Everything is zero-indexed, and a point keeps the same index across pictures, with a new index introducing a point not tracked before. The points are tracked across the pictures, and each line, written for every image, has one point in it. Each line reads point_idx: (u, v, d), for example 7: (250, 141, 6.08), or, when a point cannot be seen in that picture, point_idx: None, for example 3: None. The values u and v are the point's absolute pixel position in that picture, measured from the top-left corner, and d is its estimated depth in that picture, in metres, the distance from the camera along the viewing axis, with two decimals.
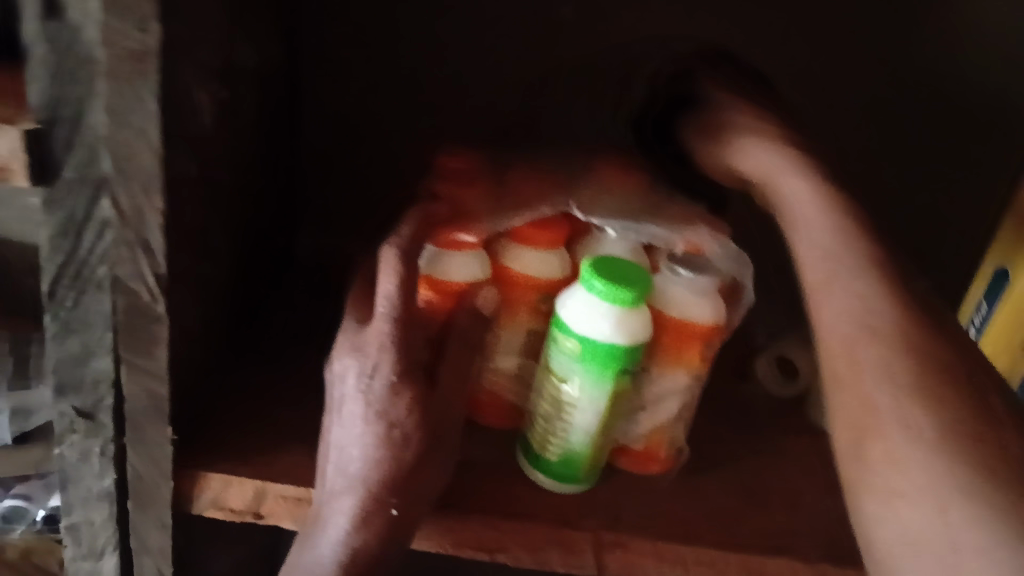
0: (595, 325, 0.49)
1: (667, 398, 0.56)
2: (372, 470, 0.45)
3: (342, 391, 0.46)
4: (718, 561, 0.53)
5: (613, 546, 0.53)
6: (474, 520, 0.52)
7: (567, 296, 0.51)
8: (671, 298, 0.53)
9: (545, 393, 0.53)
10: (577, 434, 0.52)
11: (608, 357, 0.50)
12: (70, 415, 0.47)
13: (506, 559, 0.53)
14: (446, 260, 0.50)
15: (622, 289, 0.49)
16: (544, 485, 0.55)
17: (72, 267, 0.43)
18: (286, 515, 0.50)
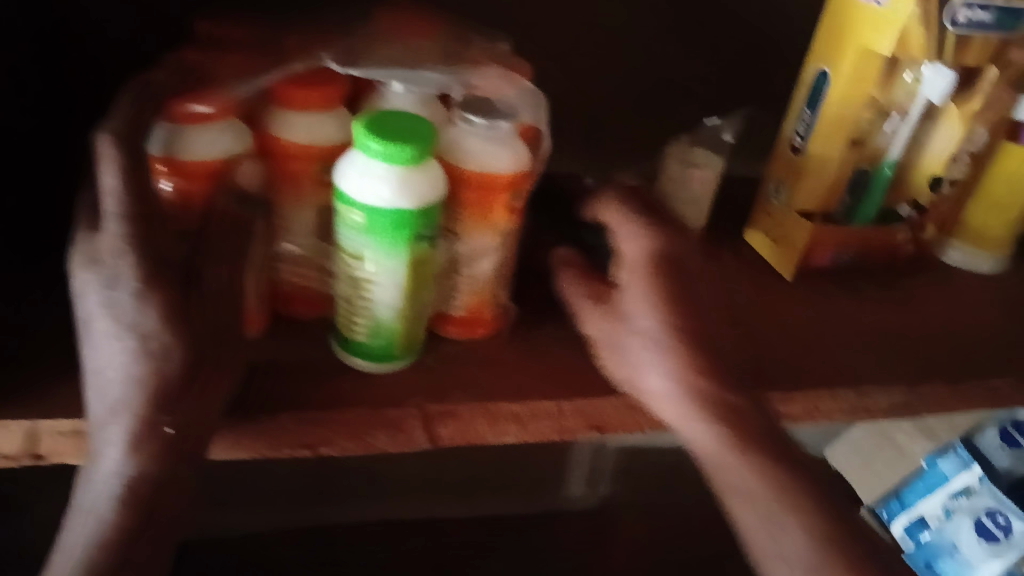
0: (374, 191, 0.43)
1: (480, 259, 0.51)
2: (133, 389, 0.41)
3: (86, 310, 0.42)
4: (549, 411, 0.53)
5: (443, 418, 0.51)
6: (287, 420, 0.48)
7: (345, 163, 0.44)
8: (467, 152, 0.47)
9: (341, 271, 0.48)
10: (382, 309, 0.48)
11: (397, 225, 0.44)
12: None
13: (330, 451, 0.50)
14: (188, 137, 0.43)
15: (399, 147, 0.42)
16: (361, 368, 0.51)
17: None
18: (70, 451, 0.45)
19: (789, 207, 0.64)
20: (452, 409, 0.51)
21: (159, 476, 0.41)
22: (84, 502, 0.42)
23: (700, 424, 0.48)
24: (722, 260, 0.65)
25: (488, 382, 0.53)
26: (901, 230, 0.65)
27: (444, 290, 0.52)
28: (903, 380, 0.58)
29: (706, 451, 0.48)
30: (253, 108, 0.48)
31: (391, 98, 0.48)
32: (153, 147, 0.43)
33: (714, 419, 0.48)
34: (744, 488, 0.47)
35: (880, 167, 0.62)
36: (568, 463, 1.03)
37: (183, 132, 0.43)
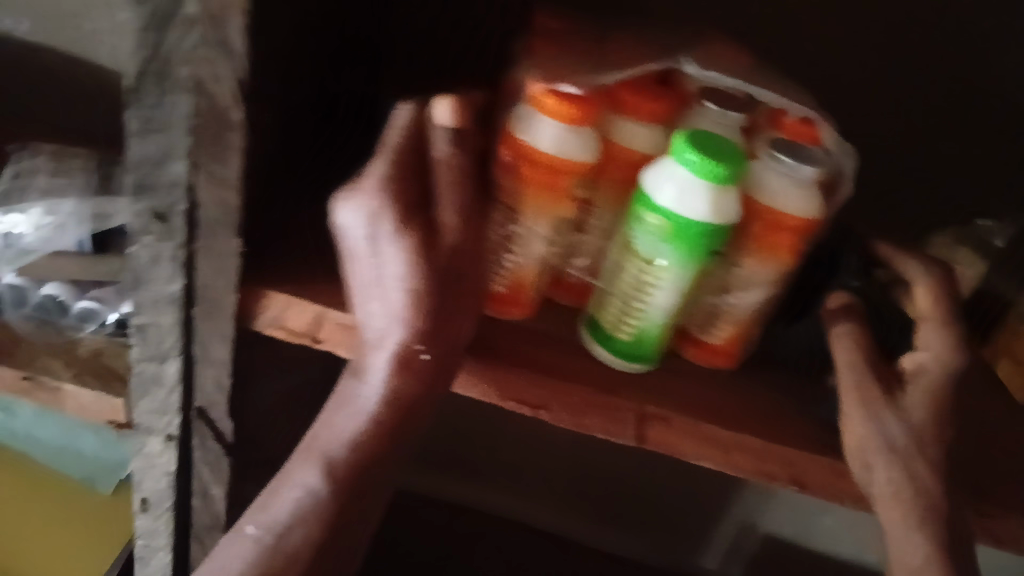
0: (688, 205, 0.46)
1: (744, 296, 0.53)
2: (399, 317, 0.46)
3: (354, 242, 0.47)
4: (756, 450, 0.53)
5: (656, 421, 0.53)
6: (518, 375, 0.52)
7: (655, 171, 0.48)
8: (770, 186, 0.49)
9: (625, 271, 0.51)
10: (653, 313, 0.51)
11: (696, 237, 0.47)
12: (146, 214, 0.49)
13: (547, 418, 0.54)
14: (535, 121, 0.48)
15: (716, 164, 0.46)
16: (606, 362, 0.54)
17: (157, 66, 0.43)
18: (342, 341, 0.53)
19: None
20: (667, 415, 0.53)
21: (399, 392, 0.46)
22: (346, 418, 0.47)
23: (910, 519, 0.49)
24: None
25: (706, 400, 0.54)
26: None
27: (703, 313, 0.54)
28: None
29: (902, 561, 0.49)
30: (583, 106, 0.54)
31: (706, 114, 0.53)
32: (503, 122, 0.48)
33: (931, 528, 0.48)
34: None
35: None
36: (714, 528, 1.05)
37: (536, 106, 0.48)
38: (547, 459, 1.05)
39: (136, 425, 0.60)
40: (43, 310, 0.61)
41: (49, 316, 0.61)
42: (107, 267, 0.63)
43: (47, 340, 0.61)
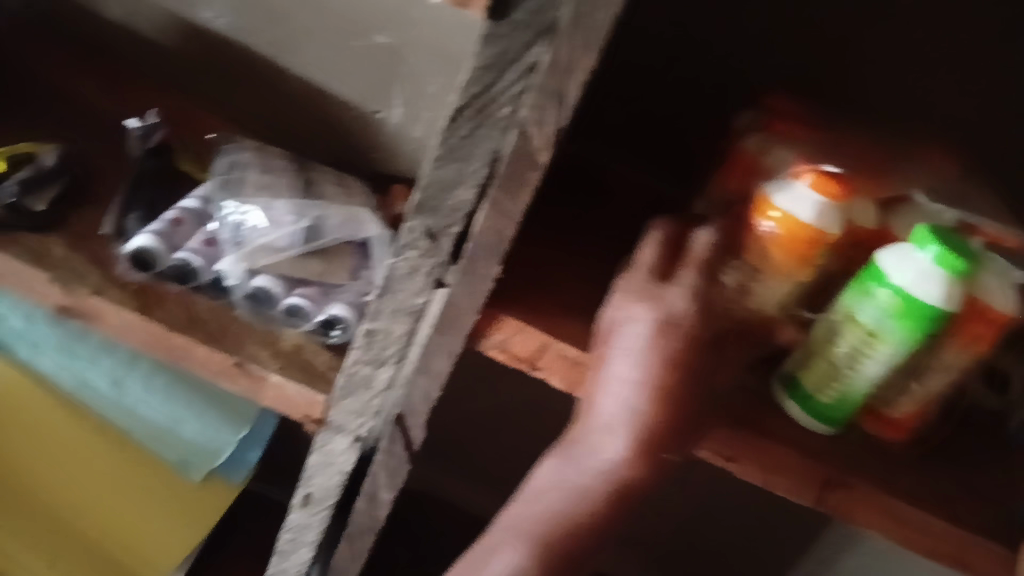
0: (925, 287, 0.50)
1: (936, 381, 0.56)
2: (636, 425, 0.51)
3: (624, 344, 0.51)
4: (930, 528, 0.56)
5: (841, 488, 0.56)
6: (721, 428, 0.56)
7: (890, 254, 0.52)
8: (990, 285, 0.53)
9: (841, 340, 0.54)
10: (860, 381, 0.55)
11: (926, 320, 0.51)
12: (419, 231, 0.53)
13: (736, 470, 0.57)
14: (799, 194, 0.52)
15: (954, 257, 0.50)
16: (801, 423, 0.58)
17: (480, 102, 0.48)
18: (561, 372, 0.56)
19: None
20: (852, 483, 0.56)
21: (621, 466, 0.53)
22: (566, 469, 0.55)
23: None
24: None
25: (884, 474, 0.58)
26: None
27: (894, 390, 0.58)
28: None
29: None
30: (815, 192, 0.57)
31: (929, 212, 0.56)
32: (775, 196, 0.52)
33: None
34: None
35: None
36: None
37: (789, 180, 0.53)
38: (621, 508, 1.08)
39: (328, 422, 0.63)
40: (254, 299, 0.64)
41: (258, 305, 0.64)
42: (312, 267, 0.66)
43: (255, 329, 0.64)
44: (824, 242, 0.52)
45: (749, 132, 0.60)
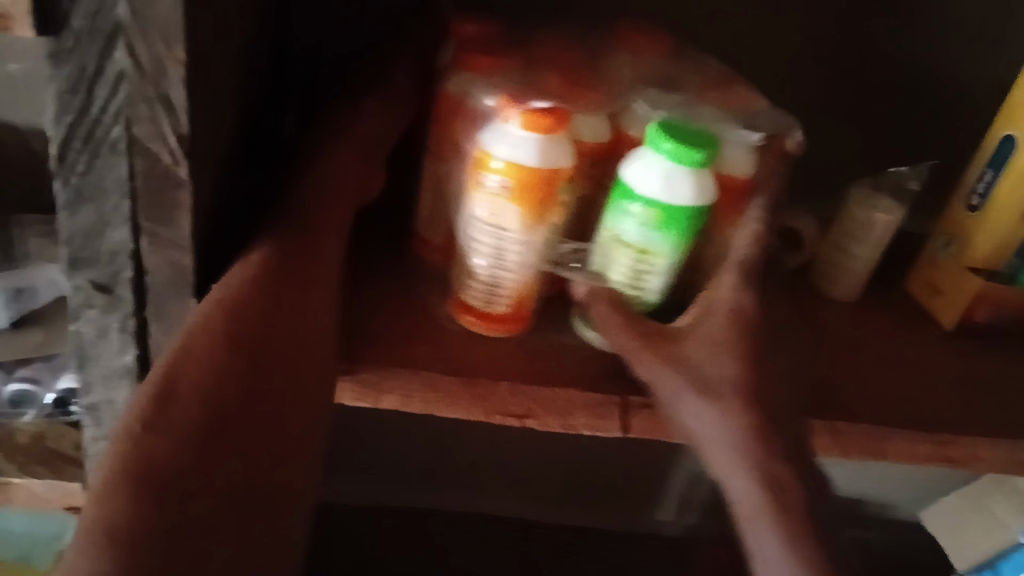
0: (680, 191, 0.48)
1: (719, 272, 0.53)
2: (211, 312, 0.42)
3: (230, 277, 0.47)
4: None
5: (642, 409, 0.53)
6: (506, 389, 0.52)
7: (631, 163, 0.49)
8: (728, 156, 0.52)
9: (620, 261, 0.51)
10: (652, 296, 0.52)
11: (689, 221, 0.49)
12: (86, 289, 0.45)
13: (534, 425, 0.53)
14: (522, 141, 0.48)
15: (694, 152, 0.47)
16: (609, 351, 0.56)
17: (83, 126, 0.40)
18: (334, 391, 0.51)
19: (958, 261, 0.67)
20: (652, 401, 0.53)
21: (179, 382, 0.38)
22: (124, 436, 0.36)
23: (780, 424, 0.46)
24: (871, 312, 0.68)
25: None
26: None
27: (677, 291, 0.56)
28: None
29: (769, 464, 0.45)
30: None
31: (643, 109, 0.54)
32: (496, 149, 0.48)
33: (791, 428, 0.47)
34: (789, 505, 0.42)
35: None
36: (661, 490, 1.09)
37: (513, 125, 0.48)
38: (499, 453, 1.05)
39: None
40: None
41: None
42: (29, 341, 0.58)
43: None
44: (561, 178, 0.49)
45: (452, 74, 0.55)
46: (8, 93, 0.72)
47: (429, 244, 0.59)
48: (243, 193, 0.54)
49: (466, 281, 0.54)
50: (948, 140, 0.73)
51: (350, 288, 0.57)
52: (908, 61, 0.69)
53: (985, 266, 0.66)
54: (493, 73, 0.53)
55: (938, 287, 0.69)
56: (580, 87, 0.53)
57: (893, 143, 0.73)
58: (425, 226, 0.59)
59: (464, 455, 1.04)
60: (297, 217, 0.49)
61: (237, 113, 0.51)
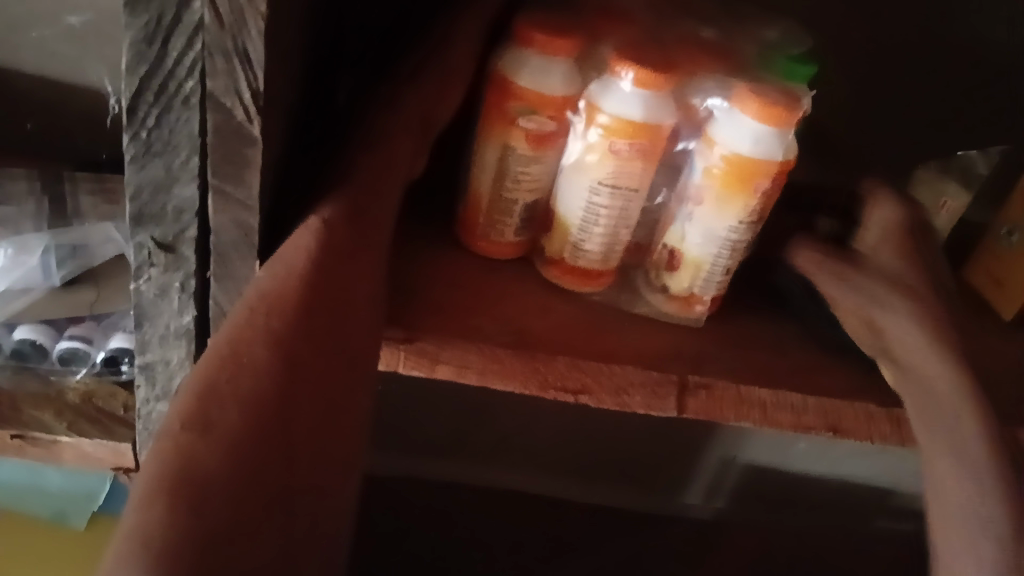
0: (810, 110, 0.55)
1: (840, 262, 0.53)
2: (270, 294, 0.42)
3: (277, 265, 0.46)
4: (794, 404, 0.53)
5: (699, 389, 0.52)
6: (563, 362, 0.52)
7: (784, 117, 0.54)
8: None
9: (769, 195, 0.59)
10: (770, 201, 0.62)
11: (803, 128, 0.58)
12: (150, 246, 0.45)
13: (589, 402, 0.52)
14: (789, 138, 0.51)
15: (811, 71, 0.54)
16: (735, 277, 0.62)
17: (159, 79, 0.39)
18: (388, 361, 0.50)
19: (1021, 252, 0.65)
20: (710, 382, 0.52)
21: (219, 380, 0.37)
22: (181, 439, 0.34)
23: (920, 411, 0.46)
24: None
25: (737, 365, 0.54)
26: None
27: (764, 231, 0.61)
28: None
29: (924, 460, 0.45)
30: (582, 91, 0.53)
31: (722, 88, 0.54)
32: (780, 154, 0.51)
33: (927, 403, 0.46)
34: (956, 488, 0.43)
35: None
36: (695, 470, 1.08)
37: (790, 126, 0.50)
38: (531, 427, 1.05)
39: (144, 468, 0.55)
40: (19, 356, 0.56)
41: (26, 361, 0.56)
42: (83, 299, 0.58)
43: (32, 391, 0.56)
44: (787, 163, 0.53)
45: (536, 71, 0.52)
46: (64, 47, 0.72)
47: (589, 275, 0.56)
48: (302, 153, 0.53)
49: (697, 281, 0.56)
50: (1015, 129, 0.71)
51: (403, 260, 0.56)
52: (978, 47, 0.67)
53: None
54: (560, 44, 0.52)
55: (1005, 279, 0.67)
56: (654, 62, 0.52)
57: (957, 131, 0.71)
58: (592, 259, 0.56)
59: (496, 427, 1.04)
60: (351, 191, 0.48)
61: (302, 78, 0.50)
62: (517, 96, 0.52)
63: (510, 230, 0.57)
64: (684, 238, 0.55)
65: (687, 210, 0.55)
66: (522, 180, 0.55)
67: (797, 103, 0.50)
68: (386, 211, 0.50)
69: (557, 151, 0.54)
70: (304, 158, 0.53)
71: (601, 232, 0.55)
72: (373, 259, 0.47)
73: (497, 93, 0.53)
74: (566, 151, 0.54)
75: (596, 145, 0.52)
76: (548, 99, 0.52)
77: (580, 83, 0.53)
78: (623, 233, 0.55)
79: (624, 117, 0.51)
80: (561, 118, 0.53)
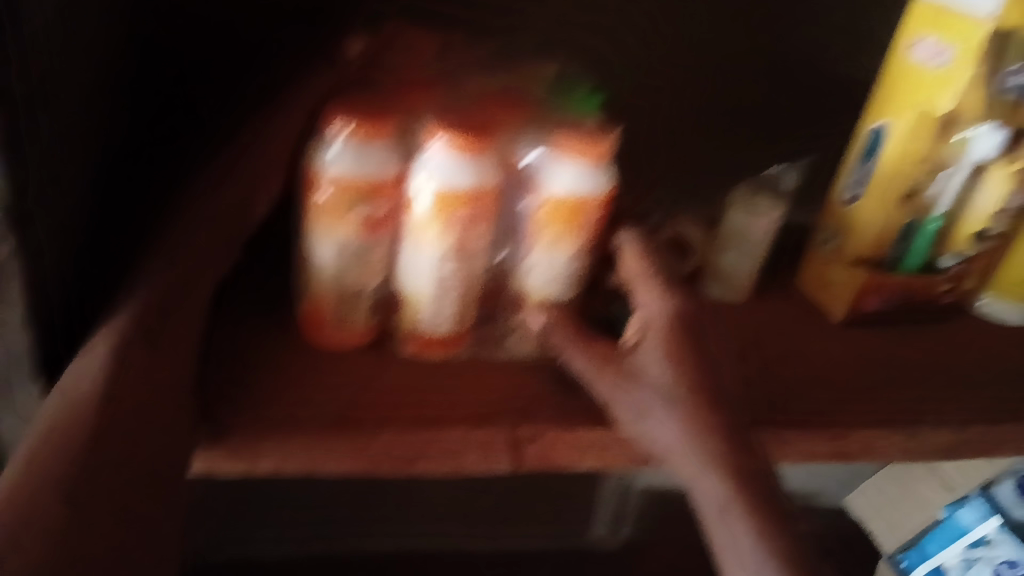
0: None
1: (640, 293, 0.56)
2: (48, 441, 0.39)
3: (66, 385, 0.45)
4: (622, 439, 0.55)
5: (529, 441, 0.53)
6: (389, 435, 0.51)
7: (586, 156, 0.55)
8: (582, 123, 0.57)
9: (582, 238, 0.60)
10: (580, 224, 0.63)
11: None
12: None
13: (424, 469, 0.52)
14: (607, 174, 0.53)
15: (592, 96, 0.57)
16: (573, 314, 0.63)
17: None
18: (211, 459, 0.49)
19: (843, 256, 0.68)
20: (539, 432, 0.54)
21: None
22: None
23: (695, 456, 0.50)
24: (766, 309, 0.69)
25: (570, 408, 0.55)
26: (943, 281, 0.68)
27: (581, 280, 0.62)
28: (926, 420, 0.63)
29: (704, 505, 0.49)
30: (401, 171, 0.51)
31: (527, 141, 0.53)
32: (606, 190, 0.53)
33: (702, 443, 0.50)
34: (732, 534, 0.47)
35: (926, 221, 0.66)
36: (594, 500, 1.08)
37: (603, 163, 0.52)
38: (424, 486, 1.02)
39: None
40: None
41: None
42: None
43: None
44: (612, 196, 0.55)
45: (361, 161, 0.49)
46: None
47: (448, 339, 0.56)
48: (102, 259, 0.51)
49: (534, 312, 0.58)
50: (826, 139, 0.75)
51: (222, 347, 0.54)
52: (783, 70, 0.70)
53: (870, 257, 0.67)
54: (364, 131, 0.48)
55: (829, 281, 0.69)
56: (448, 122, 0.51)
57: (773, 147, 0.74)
58: (447, 325, 0.55)
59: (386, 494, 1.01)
60: (144, 299, 0.46)
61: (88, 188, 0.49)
62: (341, 188, 0.49)
63: (361, 318, 0.55)
64: (527, 278, 0.57)
65: (525, 256, 0.56)
66: (366, 267, 0.53)
67: (609, 139, 0.52)
68: (190, 312, 0.48)
69: (392, 230, 0.52)
70: (104, 262, 0.51)
71: (454, 298, 0.54)
72: (175, 365, 0.46)
73: (310, 183, 0.50)
74: (406, 231, 0.52)
75: (444, 223, 0.51)
76: (379, 184, 0.50)
77: (397, 160, 0.50)
78: (474, 291, 0.55)
79: (457, 191, 0.50)
80: (393, 198, 0.51)
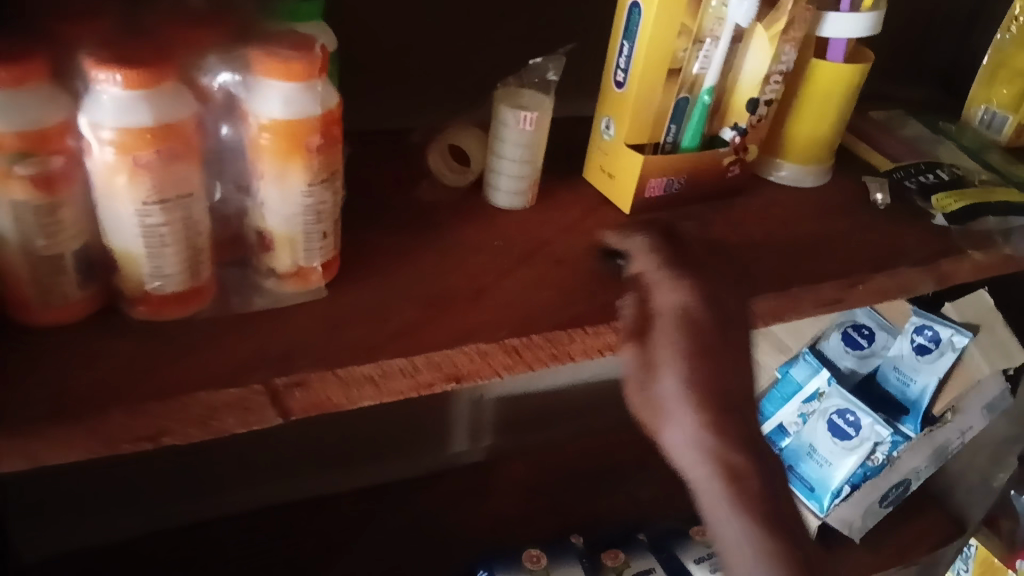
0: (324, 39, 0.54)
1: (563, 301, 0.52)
2: None
3: None
4: (404, 368, 0.51)
5: (293, 389, 0.48)
6: (122, 414, 0.45)
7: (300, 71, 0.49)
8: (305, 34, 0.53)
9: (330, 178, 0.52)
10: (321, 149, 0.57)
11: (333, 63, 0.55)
12: None
13: (176, 441, 0.47)
14: (317, 89, 0.48)
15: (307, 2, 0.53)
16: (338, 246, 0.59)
17: None
18: None
19: (619, 142, 0.66)
20: (301, 379, 0.48)
21: None
22: None
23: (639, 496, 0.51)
24: (552, 207, 0.67)
25: (331, 348, 0.51)
26: (727, 154, 0.68)
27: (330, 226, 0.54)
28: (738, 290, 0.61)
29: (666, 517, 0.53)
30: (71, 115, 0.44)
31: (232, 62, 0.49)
32: (318, 106, 0.47)
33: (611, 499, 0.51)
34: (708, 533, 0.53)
35: (699, 94, 0.65)
36: (449, 421, 1.07)
37: (312, 78, 0.47)
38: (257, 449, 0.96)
39: None
40: None
41: None
42: None
43: None
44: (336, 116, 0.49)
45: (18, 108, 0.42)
46: None
47: (182, 296, 0.50)
48: None
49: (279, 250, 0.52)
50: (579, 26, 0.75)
51: None
52: None
53: (649, 140, 0.67)
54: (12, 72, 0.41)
55: (616, 172, 0.67)
56: (120, 49, 0.44)
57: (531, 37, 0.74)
58: (176, 282, 0.50)
59: (215, 466, 0.94)
60: None
61: None
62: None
63: (72, 287, 0.48)
64: (265, 218, 0.51)
65: (257, 195, 0.51)
66: (57, 231, 0.46)
67: (314, 51, 0.47)
68: None
69: (80, 185, 0.46)
70: None
71: (173, 251, 0.48)
72: None
73: None
74: (94, 185, 0.46)
75: (134, 172, 0.45)
76: (42, 135, 0.43)
77: (62, 103, 0.44)
78: (198, 241, 0.49)
79: (136, 128, 0.44)
80: (66, 152, 0.45)
